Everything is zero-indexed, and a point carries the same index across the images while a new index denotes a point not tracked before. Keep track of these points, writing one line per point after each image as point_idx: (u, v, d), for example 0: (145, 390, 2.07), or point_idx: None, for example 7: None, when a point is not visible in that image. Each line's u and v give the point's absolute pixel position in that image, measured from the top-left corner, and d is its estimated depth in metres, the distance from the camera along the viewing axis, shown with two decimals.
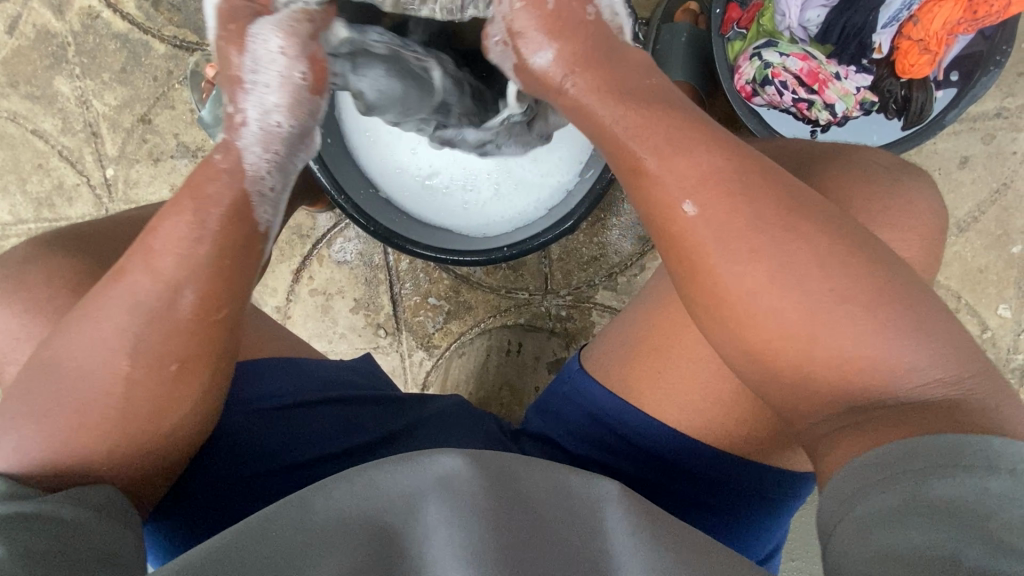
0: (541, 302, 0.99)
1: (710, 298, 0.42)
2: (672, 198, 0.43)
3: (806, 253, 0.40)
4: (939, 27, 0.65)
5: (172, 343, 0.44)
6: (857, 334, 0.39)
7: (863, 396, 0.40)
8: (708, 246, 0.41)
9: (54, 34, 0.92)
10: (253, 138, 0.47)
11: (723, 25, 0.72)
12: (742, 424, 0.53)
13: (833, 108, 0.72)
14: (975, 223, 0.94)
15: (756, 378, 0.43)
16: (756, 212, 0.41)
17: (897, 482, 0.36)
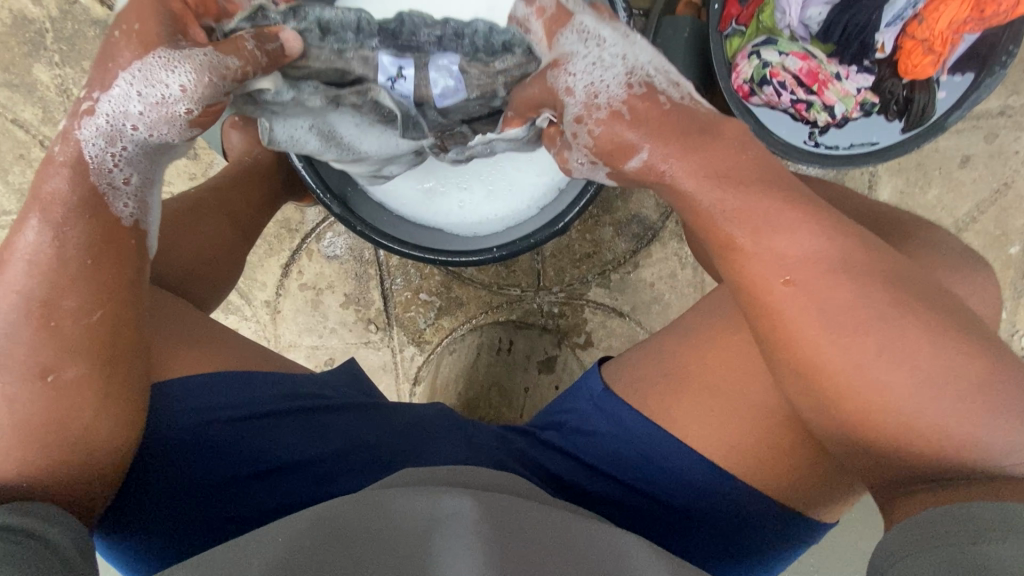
0: (533, 298, 0.98)
1: (795, 338, 0.42)
2: (796, 226, 0.43)
3: (910, 320, 0.40)
4: (945, 26, 0.64)
5: (57, 351, 0.43)
6: (958, 399, 0.39)
7: (938, 462, 0.40)
8: (819, 281, 0.42)
9: (32, 20, 0.89)
10: (101, 124, 0.44)
11: (722, 22, 0.69)
12: (740, 440, 0.53)
13: (832, 110, 0.71)
14: (973, 223, 0.93)
15: (830, 428, 0.44)
16: (863, 262, 0.42)
17: (948, 539, 0.36)
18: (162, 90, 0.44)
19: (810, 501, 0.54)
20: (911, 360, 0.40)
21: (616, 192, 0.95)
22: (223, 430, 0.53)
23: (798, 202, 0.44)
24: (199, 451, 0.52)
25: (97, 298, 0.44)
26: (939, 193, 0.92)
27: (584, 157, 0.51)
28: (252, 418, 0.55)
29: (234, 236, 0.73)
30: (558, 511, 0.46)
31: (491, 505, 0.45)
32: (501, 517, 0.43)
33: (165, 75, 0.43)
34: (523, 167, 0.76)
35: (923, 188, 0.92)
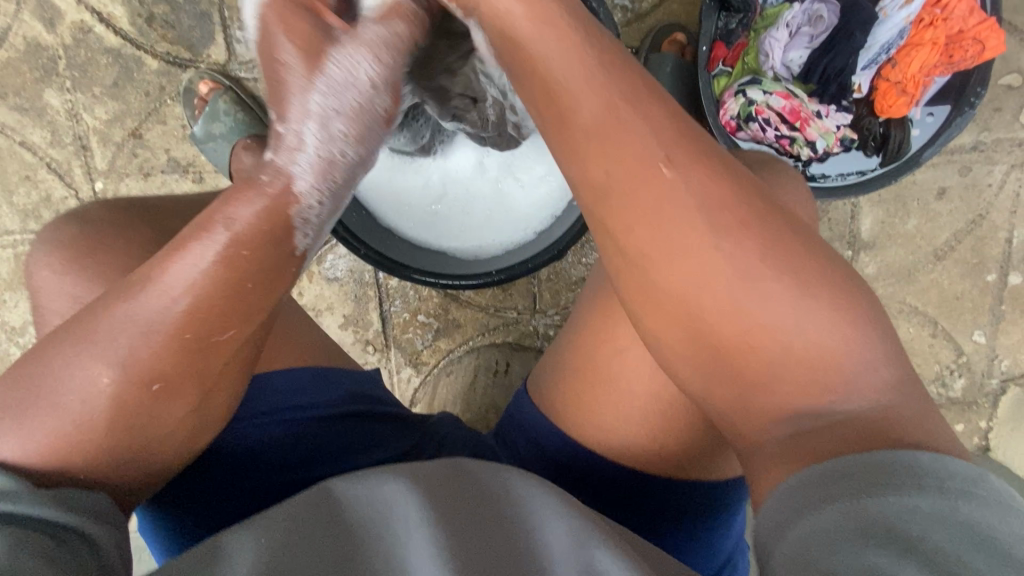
0: (529, 321, 1.01)
1: (654, 288, 0.43)
2: (636, 168, 0.42)
3: (756, 244, 0.41)
4: (916, 70, 0.69)
5: (171, 365, 0.42)
6: (804, 327, 0.40)
7: (799, 397, 0.41)
8: (665, 227, 0.42)
9: (45, 47, 0.92)
10: (296, 148, 0.47)
11: (709, 64, 0.73)
12: (655, 416, 0.55)
13: (814, 145, 0.74)
14: (951, 252, 0.97)
15: (699, 369, 0.43)
16: (721, 199, 0.42)
17: (832, 500, 0.36)
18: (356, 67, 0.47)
19: (733, 461, 0.57)
20: (759, 298, 0.40)
21: None
22: (246, 441, 0.55)
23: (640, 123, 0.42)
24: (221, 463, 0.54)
25: (217, 320, 0.43)
26: (917, 223, 0.97)
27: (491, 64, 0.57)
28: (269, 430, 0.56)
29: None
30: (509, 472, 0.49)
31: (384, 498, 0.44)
32: (490, 511, 0.45)
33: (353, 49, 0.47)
34: (515, 193, 0.80)
35: (902, 219, 0.97)
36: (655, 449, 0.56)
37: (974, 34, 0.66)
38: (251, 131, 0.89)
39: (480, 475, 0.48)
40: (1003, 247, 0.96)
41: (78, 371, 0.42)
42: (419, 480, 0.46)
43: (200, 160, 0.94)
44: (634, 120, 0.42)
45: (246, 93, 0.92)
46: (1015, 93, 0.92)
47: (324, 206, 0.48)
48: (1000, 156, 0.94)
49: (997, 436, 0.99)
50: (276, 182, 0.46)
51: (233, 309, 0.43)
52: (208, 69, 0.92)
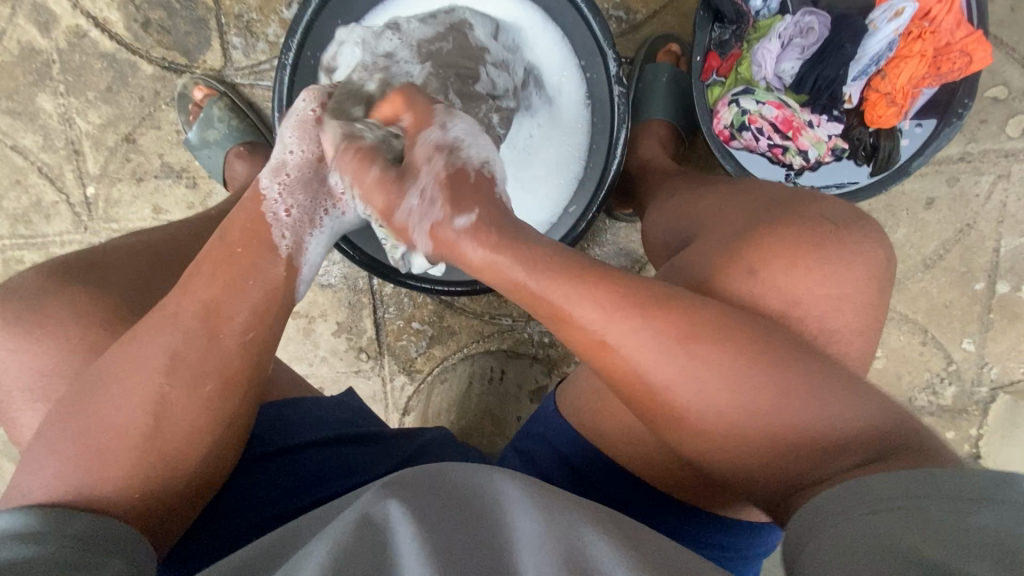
0: (523, 328, 1.00)
1: (665, 412, 0.45)
2: (596, 346, 0.45)
3: (715, 330, 0.44)
4: (905, 81, 0.69)
5: (206, 363, 0.47)
6: (755, 410, 0.43)
7: (805, 456, 0.43)
8: (642, 379, 0.45)
9: (39, 51, 0.91)
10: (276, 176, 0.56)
11: (703, 73, 0.75)
12: (692, 483, 0.54)
13: (806, 154, 0.75)
14: (940, 261, 0.98)
15: (734, 465, 0.45)
16: (658, 313, 0.45)
17: (870, 508, 0.37)
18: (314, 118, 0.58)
19: None
20: (726, 401, 0.43)
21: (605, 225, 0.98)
22: (245, 478, 0.55)
23: (577, 283, 0.45)
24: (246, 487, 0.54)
25: (241, 325, 0.48)
26: (906, 232, 0.98)
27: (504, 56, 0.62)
28: (292, 453, 0.58)
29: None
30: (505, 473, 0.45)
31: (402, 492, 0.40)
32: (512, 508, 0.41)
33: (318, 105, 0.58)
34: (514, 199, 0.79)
35: (892, 228, 0.99)
36: (704, 503, 0.56)
37: (961, 47, 0.68)
38: (247, 137, 0.89)
39: (492, 472, 0.45)
40: (991, 256, 0.98)
41: (125, 364, 0.47)
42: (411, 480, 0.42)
43: (194, 165, 0.94)
44: (551, 273, 0.46)
45: (243, 99, 0.92)
46: (1001, 105, 0.94)
47: (292, 240, 0.53)
48: (987, 167, 0.96)
49: (987, 443, 1.00)
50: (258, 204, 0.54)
51: (259, 311, 0.49)
52: (204, 74, 0.91)
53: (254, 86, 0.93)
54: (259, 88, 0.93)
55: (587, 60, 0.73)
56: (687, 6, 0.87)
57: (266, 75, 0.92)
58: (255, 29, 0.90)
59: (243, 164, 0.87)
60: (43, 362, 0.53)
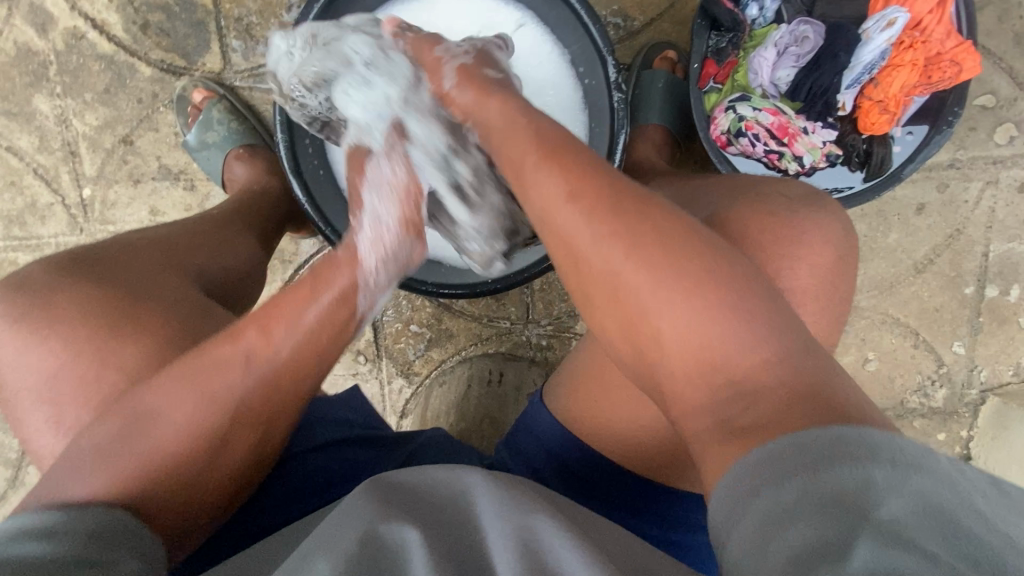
0: (522, 331, 1.01)
1: (605, 297, 0.45)
2: (552, 223, 0.46)
3: (672, 253, 0.44)
4: (897, 89, 0.71)
5: (271, 385, 0.49)
6: (710, 332, 0.42)
7: (732, 386, 0.42)
8: (600, 275, 0.44)
9: (36, 52, 0.91)
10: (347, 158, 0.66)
11: (700, 80, 0.76)
12: (647, 429, 0.55)
13: (801, 160, 0.77)
14: (931, 265, 1.00)
15: (658, 378, 0.44)
16: (617, 222, 0.45)
17: (803, 473, 0.35)
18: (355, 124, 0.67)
19: None
20: (683, 307, 0.42)
21: None
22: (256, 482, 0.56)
23: (554, 168, 0.47)
24: (261, 485, 0.56)
25: (302, 363, 0.50)
26: (897, 237, 1.00)
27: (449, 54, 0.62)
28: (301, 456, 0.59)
29: (259, 257, 0.72)
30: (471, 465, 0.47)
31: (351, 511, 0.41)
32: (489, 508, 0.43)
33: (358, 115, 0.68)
34: None
35: (884, 233, 1.00)
36: (660, 444, 0.56)
37: (951, 56, 0.70)
38: (246, 140, 0.89)
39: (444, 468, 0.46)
40: (979, 260, 0.99)
41: (167, 410, 0.47)
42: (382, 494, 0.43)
43: (193, 167, 0.93)
44: (538, 179, 0.48)
45: (242, 102, 0.92)
46: (989, 114, 0.97)
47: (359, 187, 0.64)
48: (976, 173, 0.98)
49: (978, 445, 1.02)
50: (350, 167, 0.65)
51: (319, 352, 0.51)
52: (203, 77, 0.91)
53: (253, 89, 0.93)
54: (259, 91, 0.93)
55: (587, 67, 0.74)
56: (684, 13, 0.88)
57: (265, 78, 0.93)
58: (255, 32, 0.90)
59: (242, 166, 0.87)
60: (43, 366, 0.53)
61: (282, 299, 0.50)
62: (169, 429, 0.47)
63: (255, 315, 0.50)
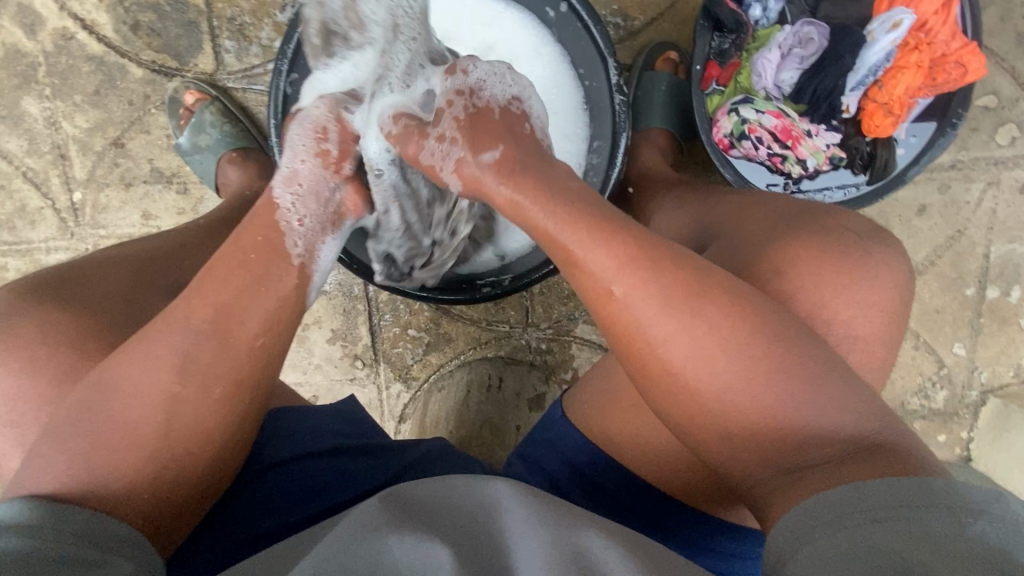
0: (521, 335, 1.00)
1: (654, 363, 0.44)
2: (601, 289, 0.45)
3: (735, 315, 0.44)
4: (903, 91, 0.70)
5: (222, 365, 0.45)
6: (772, 396, 0.42)
7: (790, 448, 0.42)
8: (638, 327, 0.44)
9: (25, 53, 0.89)
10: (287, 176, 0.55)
11: (703, 82, 0.75)
12: (683, 473, 0.55)
13: (805, 163, 0.76)
14: (932, 266, 0.99)
15: (714, 442, 0.44)
16: (672, 291, 0.44)
17: (863, 518, 0.36)
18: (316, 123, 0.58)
19: None
20: (741, 375, 0.42)
21: None
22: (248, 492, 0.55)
23: (601, 236, 0.46)
24: (248, 495, 0.54)
25: (251, 323, 0.46)
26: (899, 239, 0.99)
27: (441, 150, 0.56)
28: (290, 465, 0.57)
29: None
30: (502, 479, 0.47)
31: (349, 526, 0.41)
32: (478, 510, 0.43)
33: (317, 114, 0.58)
34: None
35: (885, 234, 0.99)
36: (694, 479, 0.55)
37: (957, 58, 0.69)
38: (240, 143, 0.88)
39: (465, 483, 0.46)
40: (981, 261, 0.99)
41: (123, 383, 0.44)
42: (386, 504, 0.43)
43: (185, 170, 0.92)
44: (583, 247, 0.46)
45: (235, 104, 0.90)
46: (991, 114, 0.96)
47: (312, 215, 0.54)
48: (978, 174, 0.97)
49: (978, 446, 1.01)
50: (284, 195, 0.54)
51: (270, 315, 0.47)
52: (195, 78, 0.90)
53: (247, 91, 0.91)
54: (253, 93, 0.91)
55: (587, 68, 0.73)
56: (685, 13, 0.86)
57: (259, 79, 0.91)
58: (249, 32, 0.89)
59: (236, 170, 0.86)
60: (29, 380, 0.51)
61: (232, 267, 0.48)
62: (126, 404, 0.44)
63: (201, 288, 0.47)
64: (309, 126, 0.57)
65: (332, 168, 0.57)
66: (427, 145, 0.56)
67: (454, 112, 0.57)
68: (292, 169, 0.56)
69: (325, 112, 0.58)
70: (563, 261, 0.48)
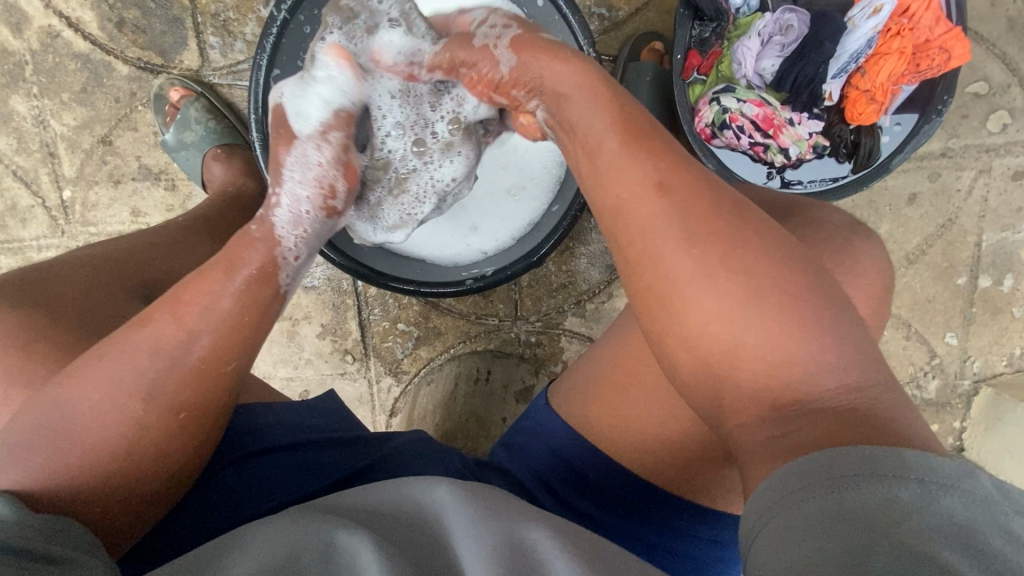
0: (510, 328, 1.00)
1: (662, 284, 0.41)
2: (622, 197, 0.43)
3: (756, 250, 0.41)
4: (885, 78, 0.70)
5: (186, 384, 0.45)
6: (786, 338, 0.39)
7: (793, 396, 0.39)
8: (642, 240, 0.42)
9: (11, 52, 0.89)
10: (285, 214, 0.55)
11: (684, 71, 0.74)
12: (670, 437, 0.54)
13: (787, 152, 0.75)
14: (923, 256, 0.99)
15: (707, 380, 0.41)
16: (695, 214, 0.41)
17: (837, 489, 0.33)
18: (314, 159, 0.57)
19: None
20: (754, 310, 0.40)
21: (590, 224, 0.97)
22: (220, 486, 0.55)
23: (638, 143, 0.44)
24: (216, 488, 0.54)
25: (215, 351, 0.46)
26: (889, 228, 0.98)
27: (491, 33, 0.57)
28: (260, 457, 0.57)
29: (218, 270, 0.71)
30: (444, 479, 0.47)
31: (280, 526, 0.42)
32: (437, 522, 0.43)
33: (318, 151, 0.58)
34: (507, 204, 0.80)
35: (875, 224, 0.99)
36: (672, 456, 0.55)
37: (940, 43, 0.68)
38: (225, 139, 0.88)
39: (424, 485, 0.46)
40: (972, 250, 0.98)
41: (88, 397, 0.44)
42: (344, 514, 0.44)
43: (173, 167, 0.92)
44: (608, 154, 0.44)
45: (220, 100, 0.91)
46: (981, 101, 0.95)
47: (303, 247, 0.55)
48: (968, 162, 0.96)
49: (971, 436, 1.01)
50: (263, 230, 0.53)
51: (234, 337, 0.47)
52: (180, 75, 0.90)
53: (232, 87, 0.91)
54: (238, 89, 0.92)
55: None
56: (669, 3, 0.86)
57: (244, 75, 0.91)
58: (233, 28, 0.89)
59: (221, 166, 0.86)
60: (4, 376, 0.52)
61: (193, 281, 0.48)
62: (86, 420, 0.44)
63: (162, 301, 0.47)
64: (313, 173, 0.57)
65: (325, 203, 0.57)
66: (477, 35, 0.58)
67: (490, 25, 0.58)
68: (296, 213, 0.56)
69: (328, 163, 0.57)
70: (586, 165, 0.46)
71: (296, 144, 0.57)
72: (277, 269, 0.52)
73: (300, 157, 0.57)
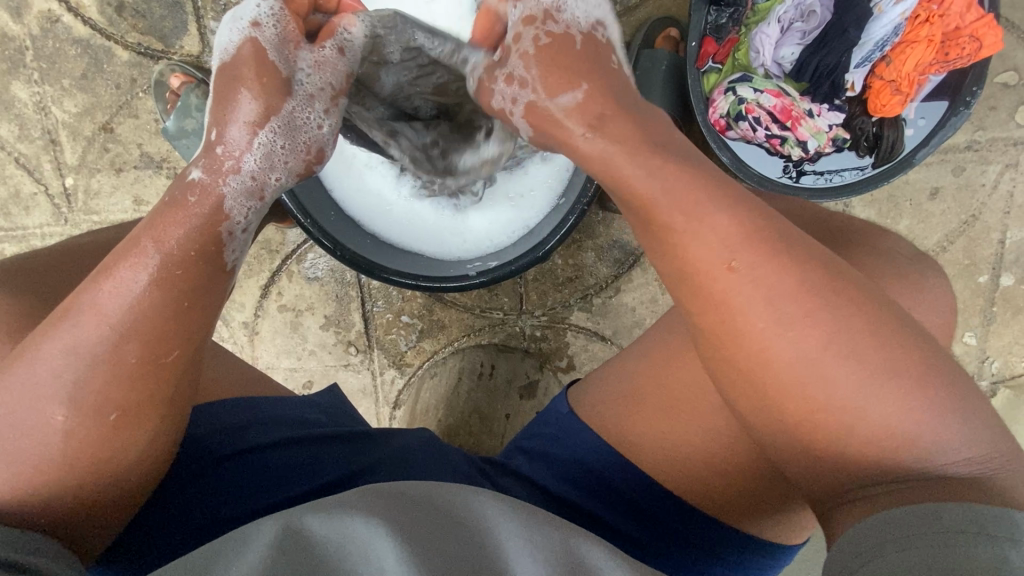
0: (515, 322, 0.98)
1: (752, 364, 0.41)
2: (700, 268, 0.41)
3: (853, 318, 0.39)
4: (911, 68, 0.67)
5: (119, 390, 0.41)
6: (894, 408, 0.38)
7: (892, 462, 0.39)
8: (740, 318, 0.40)
9: (12, 37, 0.88)
10: (243, 178, 0.46)
11: (699, 59, 0.71)
12: (735, 481, 0.53)
13: (805, 145, 0.72)
14: (944, 253, 0.95)
15: (798, 452, 0.42)
16: (788, 286, 0.40)
17: (944, 541, 0.34)
18: (311, 122, 0.48)
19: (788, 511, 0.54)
20: (863, 386, 0.39)
21: (597, 218, 0.95)
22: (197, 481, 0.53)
23: (719, 204, 0.42)
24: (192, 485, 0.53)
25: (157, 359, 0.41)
26: (909, 224, 0.95)
27: (507, 92, 0.50)
28: (256, 453, 0.57)
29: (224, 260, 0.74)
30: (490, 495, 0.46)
31: (319, 506, 0.42)
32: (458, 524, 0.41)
33: (313, 107, 0.48)
34: (512, 211, 0.79)
35: (895, 219, 0.95)
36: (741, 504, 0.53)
37: (971, 31, 0.65)
38: None
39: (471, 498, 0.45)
40: (995, 248, 0.95)
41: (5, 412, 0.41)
42: (386, 504, 0.42)
43: (174, 156, 0.91)
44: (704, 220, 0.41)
45: None
46: (1011, 92, 0.91)
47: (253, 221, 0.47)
48: (994, 156, 0.92)
49: None
50: (202, 204, 0.44)
51: (165, 332, 0.42)
52: (181, 60, 0.88)
53: None
54: None
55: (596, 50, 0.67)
56: None
57: None
58: None
59: None
60: None
61: (110, 261, 0.42)
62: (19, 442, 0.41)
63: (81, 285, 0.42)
64: (301, 138, 0.48)
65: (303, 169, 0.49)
66: (496, 89, 0.51)
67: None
68: (260, 178, 0.46)
69: (328, 131, 0.49)
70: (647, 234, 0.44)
71: (288, 101, 0.47)
72: (220, 246, 0.44)
73: (289, 120, 0.47)
